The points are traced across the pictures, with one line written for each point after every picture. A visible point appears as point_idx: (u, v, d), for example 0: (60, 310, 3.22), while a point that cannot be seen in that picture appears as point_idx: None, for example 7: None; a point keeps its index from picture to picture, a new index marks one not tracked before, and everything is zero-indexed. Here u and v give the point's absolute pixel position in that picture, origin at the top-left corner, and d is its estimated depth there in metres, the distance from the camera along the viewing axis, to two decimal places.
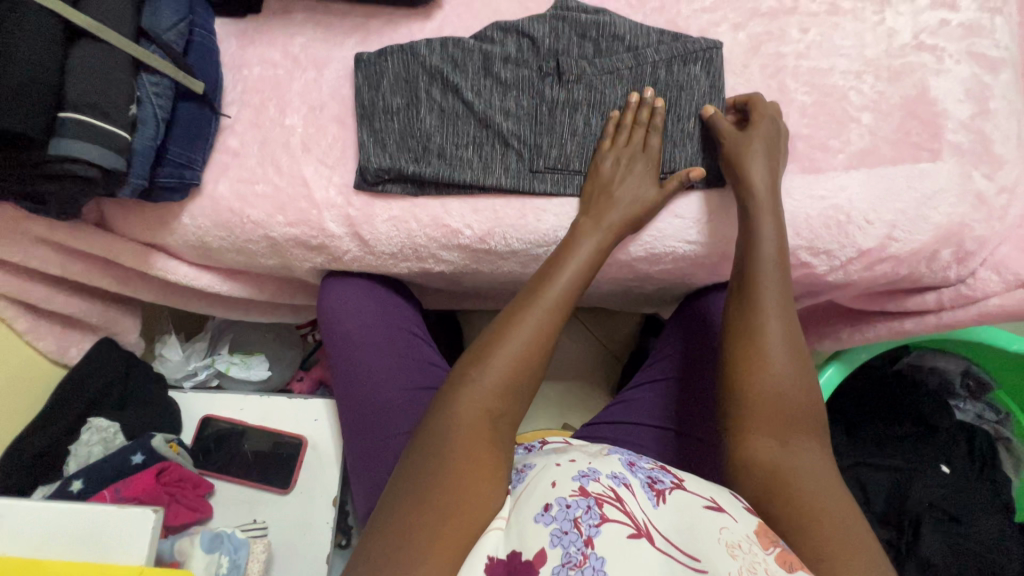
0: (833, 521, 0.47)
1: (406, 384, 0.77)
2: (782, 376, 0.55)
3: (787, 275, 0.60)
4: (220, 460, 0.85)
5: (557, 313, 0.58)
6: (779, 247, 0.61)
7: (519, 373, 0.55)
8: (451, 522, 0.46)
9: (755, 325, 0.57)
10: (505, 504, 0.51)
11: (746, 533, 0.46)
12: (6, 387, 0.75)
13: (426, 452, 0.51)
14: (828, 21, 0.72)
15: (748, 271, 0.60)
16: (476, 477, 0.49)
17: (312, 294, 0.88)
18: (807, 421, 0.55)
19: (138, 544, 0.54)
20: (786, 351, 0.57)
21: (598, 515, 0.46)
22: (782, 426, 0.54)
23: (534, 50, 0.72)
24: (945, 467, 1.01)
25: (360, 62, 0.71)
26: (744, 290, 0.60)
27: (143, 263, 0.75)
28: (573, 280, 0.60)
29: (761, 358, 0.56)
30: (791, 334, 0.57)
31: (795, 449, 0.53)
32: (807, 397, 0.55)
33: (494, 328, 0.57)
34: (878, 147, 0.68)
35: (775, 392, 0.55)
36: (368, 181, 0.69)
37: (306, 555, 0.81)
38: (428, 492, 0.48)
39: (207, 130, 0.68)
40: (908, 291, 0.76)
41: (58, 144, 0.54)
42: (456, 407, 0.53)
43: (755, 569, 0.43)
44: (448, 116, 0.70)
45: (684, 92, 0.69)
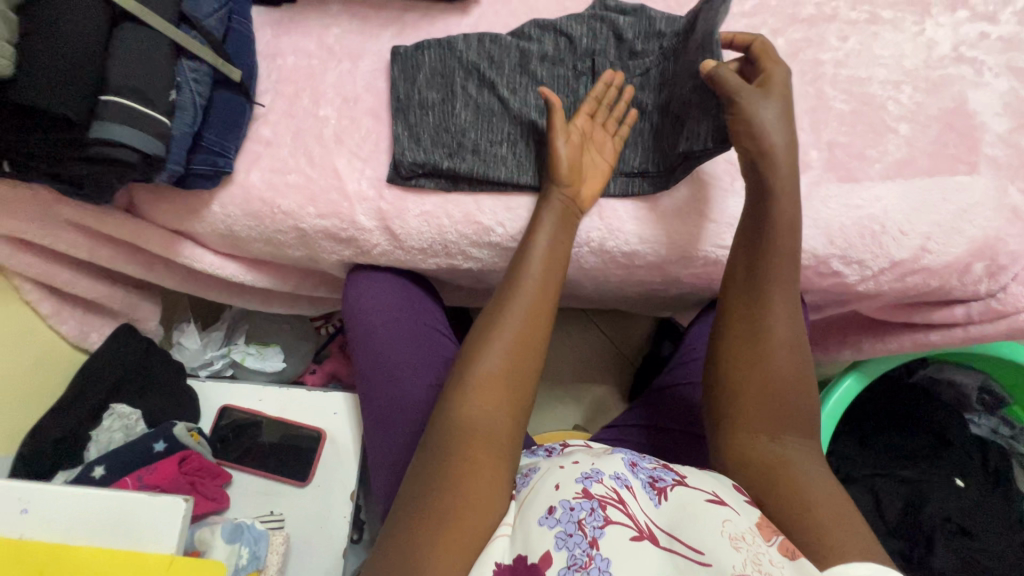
0: (825, 508, 0.46)
1: (424, 377, 0.77)
2: (773, 367, 0.56)
3: (795, 269, 0.59)
4: (238, 450, 0.86)
5: (545, 301, 0.60)
6: (789, 238, 0.59)
7: (523, 365, 0.56)
8: (461, 519, 0.47)
9: (752, 321, 0.58)
10: (510, 509, 0.51)
11: (749, 526, 0.45)
12: (28, 370, 0.74)
13: (436, 450, 0.52)
14: (868, 30, 0.71)
15: (757, 264, 0.59)
16: (486, 472, 0.50)
17: (334, 287, 0.87)
18: (800, 414, 0.55)
19: (168, 534, 0.54)
20: (788, 344, 0.57)
21: (602, 517, 0.45)
22: (770, 417, 0.55)
23: (562, 49, 0.71)
24: (960, 481, 1.00)
25: (397, 55, 0.71)
26: (744, 287, 0.60)
27: (170, 250, 0.74)
28: (551, 262, 0.62)
29: (758, 354, 0.57)
30: (793, 329, 0.58)
31: (784, 441, 0.54)
32: (799, 388, 0.56)
33: (488, 318, 0.59)
34: (915, 158, 0.68)
35: (765, 381, 0.56)
36: (401, 175, 0.69)
37: (324, 548, 0.80)
38: (441, 490, 0.49)
39: (243, 118, 0.67)
40: (936, 304, 0.76)
41: (99, 127, 0.53)
42: (467, 401, 0.53)
43: (760, 560, 0.42)
44: (485, 112, 0.70)
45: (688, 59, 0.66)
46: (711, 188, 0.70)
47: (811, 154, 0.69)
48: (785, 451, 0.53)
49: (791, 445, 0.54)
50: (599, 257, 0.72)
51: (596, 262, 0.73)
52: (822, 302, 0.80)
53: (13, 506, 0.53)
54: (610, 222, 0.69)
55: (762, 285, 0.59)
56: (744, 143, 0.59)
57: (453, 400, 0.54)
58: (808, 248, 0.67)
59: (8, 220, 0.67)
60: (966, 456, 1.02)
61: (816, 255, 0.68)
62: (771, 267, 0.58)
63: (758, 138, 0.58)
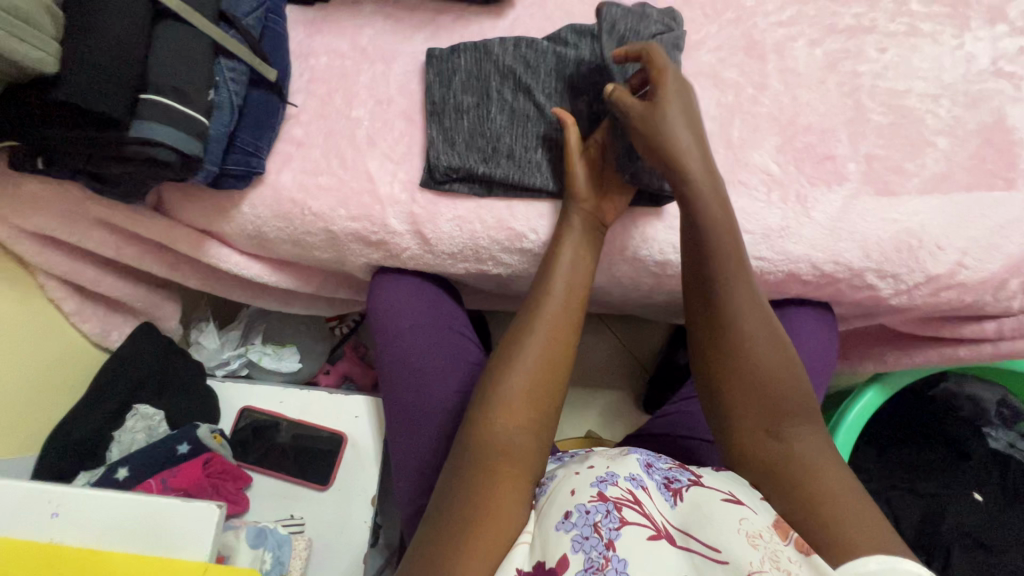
0: (834, 504, 0.46)
1: (451, 382, 0.75)
2: (762, 375, 0.54)
3: (748, 274, 0.58)
4: (258, 452, 0.85)
5: (566, 315, 0.60)
6: (727, 236, 0.59)
7: (549, 380, 0.56)
8: (485, 526, 0.47)
9: (728, 330, 0.56)
10: (529, 518, 0.49)
11: (767, 523, 0.44)
12: (51, 369, 0.73)
13: (463, 463, 0.51)
14: (906, 42, 0.71)
15: (716, 272, 0.58)
16: (510, 481, 0.50)
17: (356, 289, 0.86)
18: (795, 404, 0.53)
19: (201, 539, 0.53)
20: (773, 343, 0.55)
21: (618, 518, 0.44)
22: (767, 422, 0.53)
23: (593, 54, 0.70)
24: (978, 494, 0.97)
25: (432, 57, 0.71)
26: (712, 302, 0.58)
27: (197, 250, 0.73)
28: (573, 278, 0.62)
29: (744, 363, 0.55)
30: (773, 335, 0.56)
31: (784, 436, 0.52)
32: (789, 376, 0.54)
33: (516, 332, 0.59)
34: (953, 173, 0.68)
35: (755, 386, 0.54)
36: (435, 179, 0.68)
37: (344, 554, 0.79)
38: (471, 501, 0.48)
39: (276, 118, 0.67)
40: (967, 318, 0.75)
41: (140, 126, 0.52)
42: (498, 413, 0.53)
43: (779, 557, 0.41)
44: (519, 119, 0.69)
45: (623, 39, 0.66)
46: (745, 197, 0.68)
47: (848, 166, 0.68)
48: (789, 449, 0.51)
49: (793, 438, 0.52)
50: (631, 265, 0.71)
51: (628, 270, 0.72)
52: (850, 314, 0.80)
53: (43, 510, 0.53)
54: (643, 230, 0.69)
55: (729, 293, 0.57)
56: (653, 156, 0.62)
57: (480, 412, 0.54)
58: (844, 260, 0.67)
59: (38, 217, 0.67)
60: (985, 471, 1.00)
61: (852, 267, 0.67)
62: (724, 272, 0.58)
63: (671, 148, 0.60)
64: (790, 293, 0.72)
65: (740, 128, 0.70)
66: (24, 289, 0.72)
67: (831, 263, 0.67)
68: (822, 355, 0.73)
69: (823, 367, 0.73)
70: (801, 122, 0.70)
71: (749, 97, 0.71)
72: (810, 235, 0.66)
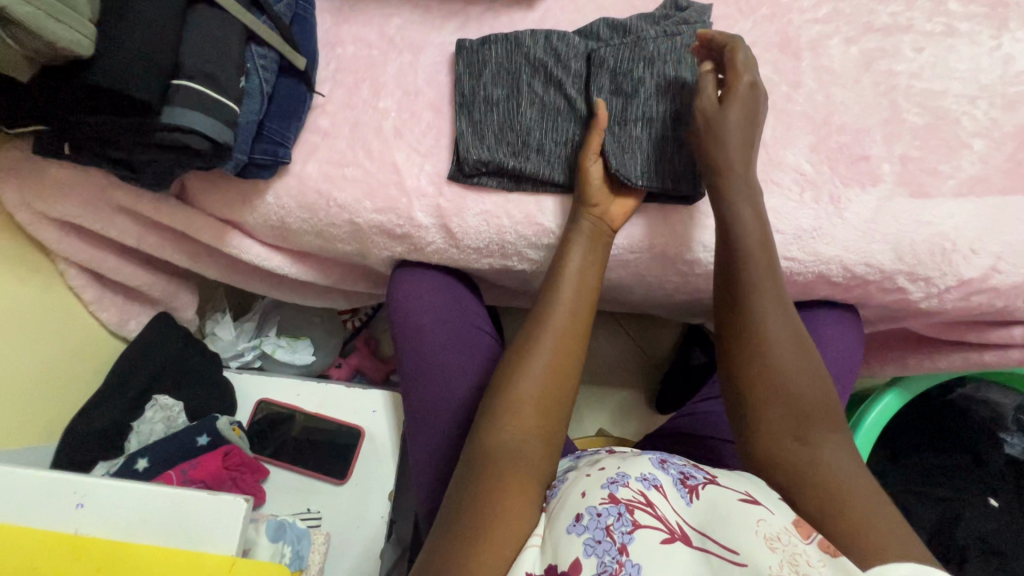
0: (863, 509, 0.44)
1: (466, 379, 0.73)
2: (788, 380, 0.53)
3: (777, 277, 0.58)
4: (274, 445, 0.84)
5: (575, 318, 0.59)
6: (759, 237, 0.59)
7: (560, 385, 0.55)
8: (496, 530, 0.46)
9: (755, 335, 0.55)
10: (539, 521, 0.48)
11: (785, 525, 0.42)
12: (69, 358, 0.73)
13: (471, 468, 0.51)
14: (944, 42, 0.70)
15: (750, 268, 0.58)
16: (521, 486, 0.49)
17: (375, 283, 0.85)
18: (821, 408, 0.52)
19: (226, 533, 0.52)
20: (797, 347, 0.54)
21: (630, 522, 0.42)
22: (793, 428, 0.51)
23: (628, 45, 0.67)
24: (994, 501, 0.96)
25: (462, 49, 0.70)
26: (733, 309, 0.57)
27: (218, 239, 0.72)
28: (582, 282, 0.61)
29: (768, 369, 0.53)
30: (797, 338, 0.55)
31: (811, 439, 0.50)
32: (814, 381, 0.53)
33: (525, 335, 0.58)
34: (989, 176, 0.67)
35: (781, 392, 0.52)
36: (464, 173, 0.67)
37: (360, 550, 0.78)
38: (481, 504, 0.47)
39: (303, 107, 0.67)
40: (995, 323, 0.74)
41: (171, 112, 0.51)
42: (506, 419, 0.53)
43: (798, 561, 0.39)
44: (549, 114, 0.68)
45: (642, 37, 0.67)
46: (777, 197, 0.67)
47: (882, 166, 0.67)
48: (816, 455, 0.49)
49: (819, 442, 0.50)
50: (659, 263, 0.70)
51: (655, 269, 0.71)
52: (875, 317, 0.79)
53: (68, 499, 0.52)
54: (673, 228, 0.68)
55: (752, 299, 0.56)
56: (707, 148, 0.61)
57: (490, 417, 0.54)
58: (875, 263, 0.66)
59: (61, 204, 0.66)
60: (1000, 476, 0.98)
61: (882, 270, 0.66)
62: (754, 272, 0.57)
63: (721, 145, 0.60)
64: (818, 295, 0.71)
65: (773, 127, 0.69)
66: (45, 276, 0.71)
67: (862, 265, 0.66)
68: (849, 359, 0.72)
69: (849, 370, 0.72)
70: (836, 121, 0.69)
71: (783, 95, 0.70)
72: (843, 236, 0.65)
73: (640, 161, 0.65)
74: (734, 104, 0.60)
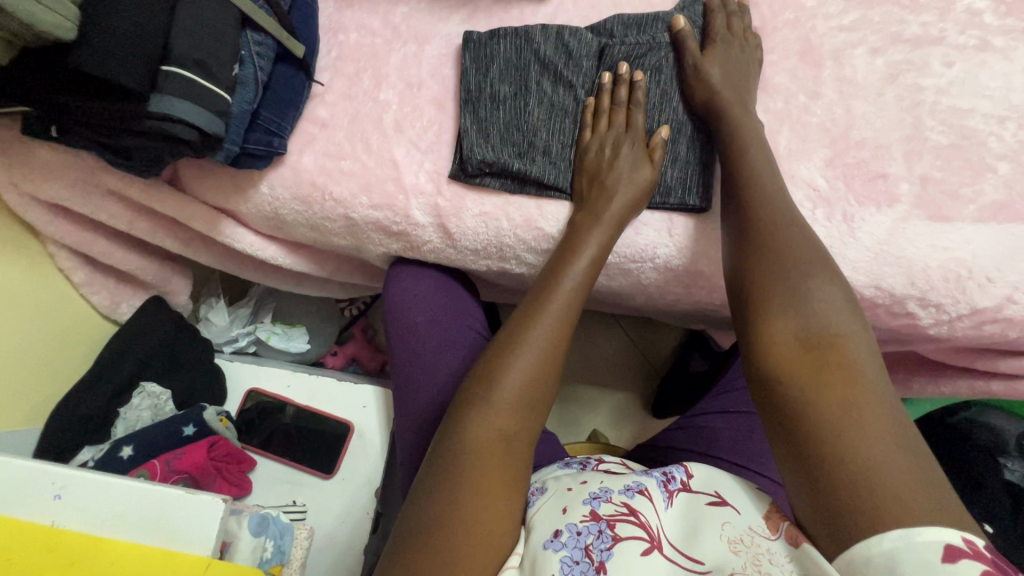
0: (857, 446, 0.40)
1: (451, 379, 0.71)
2: (807, 296, 0.48)
3: (809, 235, 0.53)
4: (262, 434, 0.84)
5: (569, 320, 0.57)
6: (784, 210, 0.55)
7: (540, 385, 0.54)
8: (467, 553, 0.44)
9: (771, 253, 0.52)
10: (519, 538, 0.48)
11: (749, 526, 0.44)
12: (57, 340, 0.72)
13: (443, 466, 0.49)
14: (976, 57, 0.66)
15: (761, 224, 0.54)
16: (499, 505, 0.47)
17: (371, 276, 0.84)
18: (838, 323, 0.46)
19: (206, 532, 0.52)
20: (815, 264, 0.50)
21: (611, 538, 0.44)
22: (804, 336, 0.46)
23: (642, 43, 0.66)
24: (988, 526, 0.93)
25: (469, 42, 0.67)
26: (748, 238, 0.54)
27: (211, 227, 0.71)
28: (583, 279, 0.58)
29: (784, 284, 0.50)
30: (814, 256, 0.51)
31: (825, 357, 0.45)
32: (832, 298, 0.48)
33: (522, 314, 0.57)
34: (1012, 201, 0.64)
35: (795, 310, 0.48)
36: (466, 172, 0.65)
37: (342, 545, 0.77)
38: (451, 523, 0.45)
39: (300, 96, 0.65)
40: (1006, 353, 0.72)
41: (158, 100, 0.49)
42: (483, 414, 0.51)
43: (762, 560, 0.41)
44: (555, 116, 0.66)
45: (653, 47, 0.66)
46: None
47: (901, 186, 0.64)
48: (825, 373, 0.44)
49: (833, 361, 0.44)
50: (662, 275, 0.68)
51: (658, 279, 0.69)
52: (882, 339, 0.76)
53: (47, 491, 0.52)
54: (679, 238, 0.65)
55: (763, 233, 0.53)
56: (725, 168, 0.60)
57: (469, 418, 0.51)
58: (886, 286, 0.63)
59: (49, 185, 0.64)
60: (997, 503, 0.95)
61: (893, 294, 0.64)
62: (764, 225, 0.54)
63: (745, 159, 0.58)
64: None
65: (788, 138, 0.66)
66: (33, 257, 0.70)
67: (872, 288, 0.64)
68: None
69: None
70: (854, 137, 0.66)
71: (800, 106, 0.67)
72: (853, 257, 0.63)
73: (673, 176, 0.65)
74: (719, 57, 0.64)
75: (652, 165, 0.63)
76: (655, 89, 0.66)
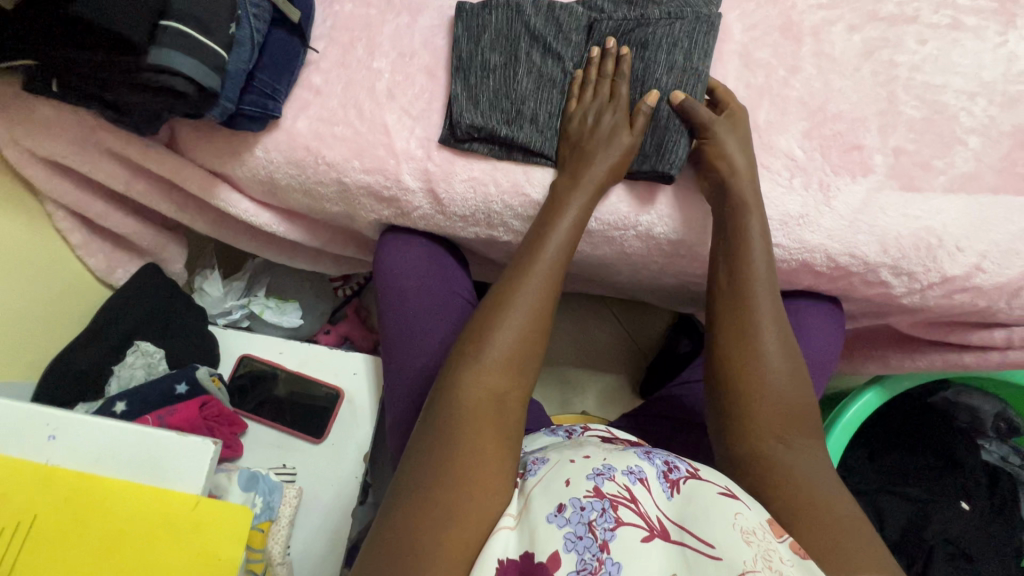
0: (822, 516, 0.46)
1: (439, 343, 0.73)
2: (775, 381, 0.56)
3: (771, 269, 0.61)
4: (254, 400, 0.85)
5: (552, 283, 0.59)
6: (756, 220, 0.61)
7: (526, 346, 0.55)
8: (462, 513, 0.46)
9: (740, 337, 0.58)
10: (512, 500, 0.49)
11: (760, 521, 0.43)
12: (53, 299, 0.73)
13: (433, 428, 0.51)
14: (948, 35, 0.69)
15: (740, 258, 0.61)
16: (489, 463, 0.48)
17: (364, 247, 0.85)
18: (800, 415, 0.55)
19: (195, 472, 0.53)
20: (784, 346, 0.58)
21: (613, 518, 0.42)
22: (774, 425, 0.54)
23: (630, 20, 0.68)
24: (965, 504, 0.95)
25: (461, 13, 0.69)
26: (734, 300, 0.60)
27: (206, 191, 0.73)
28: (563, 245, 0.60)
29: (748, 373, 0.56)
30: (784, 339, 0.58)
31: (791, 446, 0.53)
32: (798, 391, 0.56)
33: (506, 283, 0.58)
34: (981, 174, 0.66)
35: (767, 391, 0.55)
36: (455, 137, 0.67)
37: (331, 510, 0.79)
38: (447, 484, 0.47)
39: (295, 62, 0.67)
40: (977, 325, 0.74)
41: (156, 52, 0.50)
42: (468, 375, 0.52)
43: (771, 558, 0.40)
44: (542, 87, 0.68)
45: (641, 23, 0.68)
46: (765, 182, 0.66)
47: (875, 158, 0.67)
48: (792, 458, 0.52)
49: (798, 450, 0.53)
50: (644, 243, 0.70)
51: (640, 248, 0.71)
52: (858, 312, 0.79)
53: (40, 432, 0.53)
54: (660, 206, 0.68)
55: (745, 296, 0.59)
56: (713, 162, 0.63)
57: (455, 381, 0.52)
58: (860, 253, 0.65)
59: (48, 142, 0.66)
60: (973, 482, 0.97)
61: (867, 261, 0.66)
62: (745, 273, 0.60)
63: (726, 158, 0.63)
64: (802, 283, 0.71)
65: (768, 110, 0.68)
66: (31, 215, 0.72)
67: (847, 256, 0.66)
68: (826, 350, 0.73)
69: (827, 364, 0.73)
70: (831, 110, 0.68)
71: (780, 79, 0.69)
72: (829, 225, 0.65)
73: (653, 142, 0.66)
74: (731, 131, 0.64)
75: (632, 131, 0.64)
76: (642, 63, 0.67)
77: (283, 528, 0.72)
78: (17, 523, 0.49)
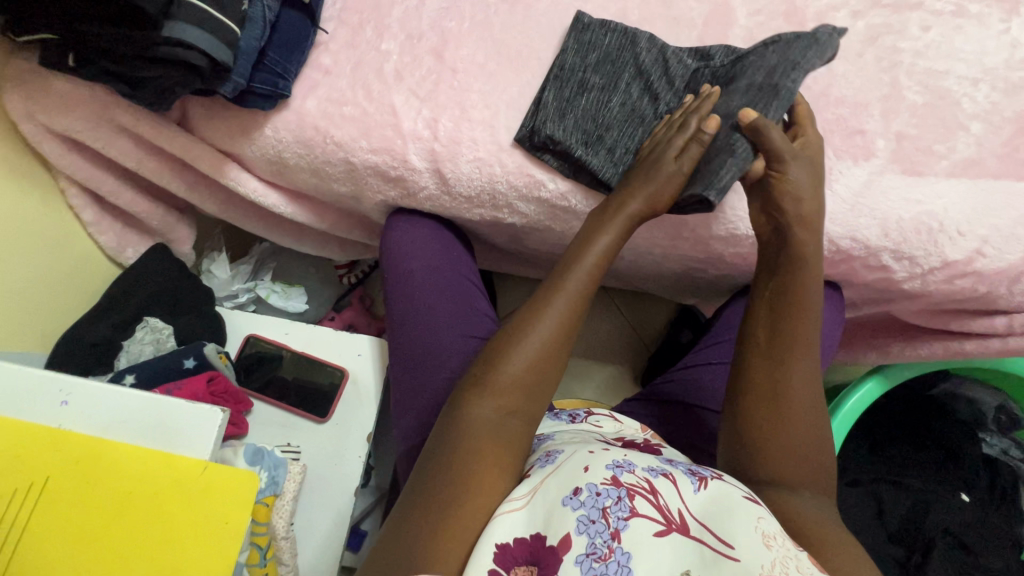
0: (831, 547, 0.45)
1: (446, 330, 0.73)
2: (799, 435, 0.55)
3: (815, 320, 0.58)
4: (260, 380, 0.86)
5: (578, 312, 0.57)
6: (811, 270, 0.58)
7: (542, 371, 0.55)
8: (458, 512, 0.45)
9: (775, 386, 0.56)
10: (522, 485, 0.47)
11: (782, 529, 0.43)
12: (64, 275, 0.75)
13: (444, 441, 0.52)
14: (952, 22, 0.70)
15: (792, 303, 0.58)
16: (489, 474, 0.48)
17: (370, 231, 0.86)
18: (816, 472, 0.54)
19: (206, 438, 0.55)
20: (812, 402, 0.56)
21: (628, 508, 0.41)
22: (787, 473, 0.53)
23: (731, 65, 0.65)
24: (965, 496, 0.95)
25: (579, 22, 0.70)
26: (774, 343, 0.58)
27: (215, 170, 0.74)
28: (590, 272, 0.59)
29: (777, 420, 0.55)
30: (814, 391, 0.57)
31: (802, 493, 0.52)
32: (816, 447, 0.55)
33: (527, 311, 0.58)
34: (982, 159, 0.67)
35: (790, 442, 0.54)
36: (532, 144, 0.67)
37: (334, 489, 0.80)
38: (451, 487, 0.47)
39: (304, 42, 0.69)
40: (978, 312, 0.75)
41: (173, 26, 0.53)
42: (484, 396, 0.53)
43: (789, 564, 0.39)
44: (631, 117, 0.67)
45: (741, 63, 0.64)
46: None
47: (877, 142, 0.67)
48: (806, 503, 0.50)
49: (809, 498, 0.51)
50: (648, 226, 0.71)
51: (643, 231, 0.72)
52: (860, 299, 0.79)
53: (54, 397, 0.54)
54: None
55: (789, 343, 0.57)
56: (785, 200, 0.58)
57: (468, 402, 0.53)
58: (861, 237, 0.66)
59: (62, 118, 0.67)
60: (974, 473, 0.97)
61: (868, 245, 0.66)
62: (790, 319, 0.58)
63: (796, 200, 0.58)
64: None
65: None
66: (45, 191, 0.73)
67: (849, 239, 0.66)
68: (824, 336, 0.73)
69: (825, 348, 0.74)
70: (834, 94, 0.68)
71: None
72: (830, 208, 0.65)
73: (712, 166, 0.60)
74: (800, 165, 0.58)
75: (676, 163, 0.60)
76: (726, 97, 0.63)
77: (286, 504, 0.73)
78: (30, 484, 0.50)
